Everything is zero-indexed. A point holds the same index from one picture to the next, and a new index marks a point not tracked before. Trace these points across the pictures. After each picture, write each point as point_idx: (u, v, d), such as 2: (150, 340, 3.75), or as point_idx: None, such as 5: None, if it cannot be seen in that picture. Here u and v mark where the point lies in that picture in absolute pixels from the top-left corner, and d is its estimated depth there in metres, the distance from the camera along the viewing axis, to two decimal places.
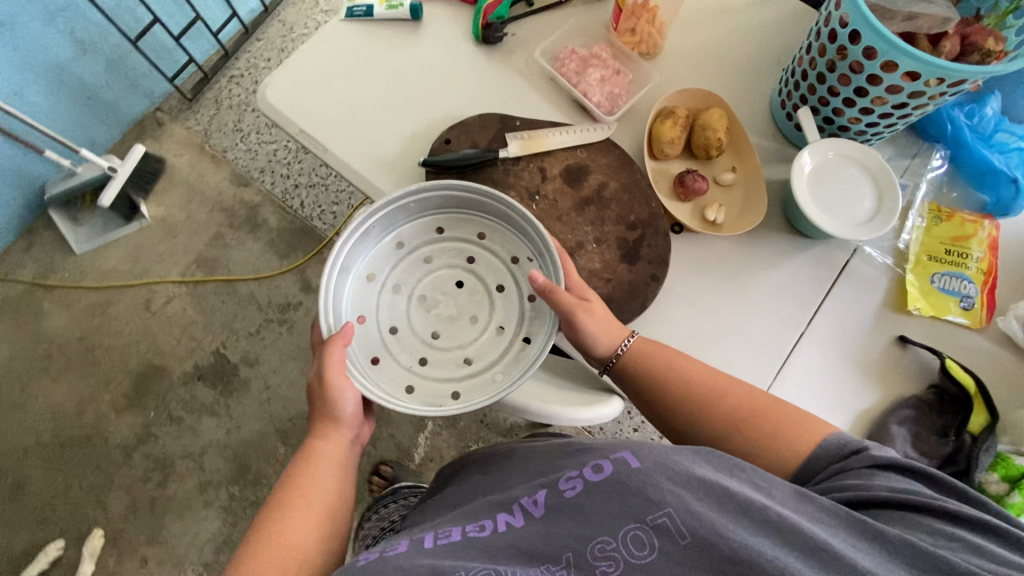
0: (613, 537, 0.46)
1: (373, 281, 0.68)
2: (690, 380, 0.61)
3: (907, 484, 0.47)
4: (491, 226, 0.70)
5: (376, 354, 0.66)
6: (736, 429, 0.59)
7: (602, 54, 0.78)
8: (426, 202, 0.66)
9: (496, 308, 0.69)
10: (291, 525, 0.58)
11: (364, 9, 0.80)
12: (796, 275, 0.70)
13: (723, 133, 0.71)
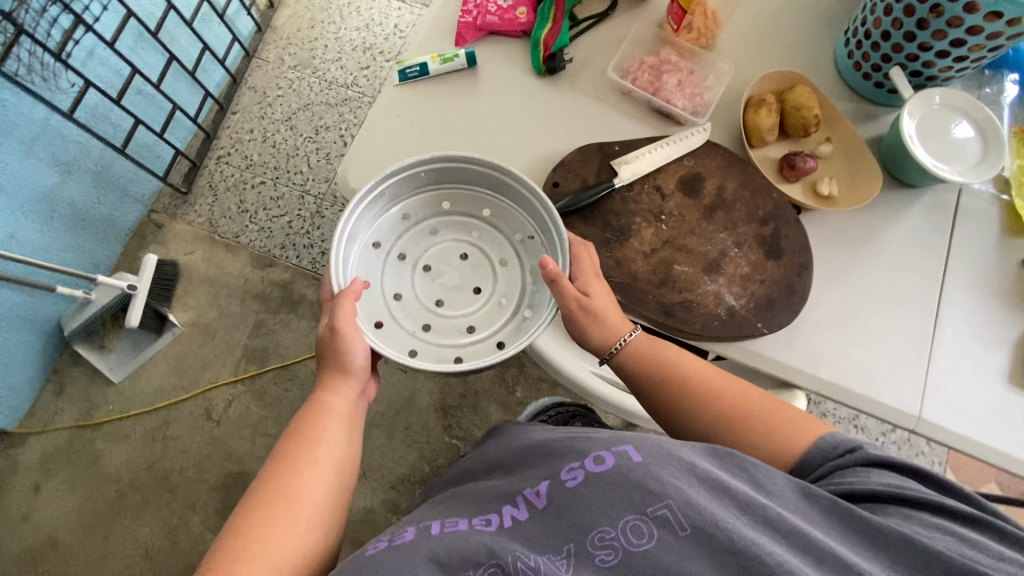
0: (612, 526, 0.47)
1: (379, 249, 0.70)
2: (687, 378, 0.64)
3: (896, 477, 0.49)
4: (497, 206, 0.72)
5: (379, 318, 0.68)
6: (723, 428, 0.61)
7: (671, 58, 0.77)
8: (431, 173, 0.68)
9: (499, 281, 0.71)
10: (303, 480, 0.56)
11: (418, 69, 0.77)
12: (918, 226, 0.72)
13: (817, 108, 0.72)
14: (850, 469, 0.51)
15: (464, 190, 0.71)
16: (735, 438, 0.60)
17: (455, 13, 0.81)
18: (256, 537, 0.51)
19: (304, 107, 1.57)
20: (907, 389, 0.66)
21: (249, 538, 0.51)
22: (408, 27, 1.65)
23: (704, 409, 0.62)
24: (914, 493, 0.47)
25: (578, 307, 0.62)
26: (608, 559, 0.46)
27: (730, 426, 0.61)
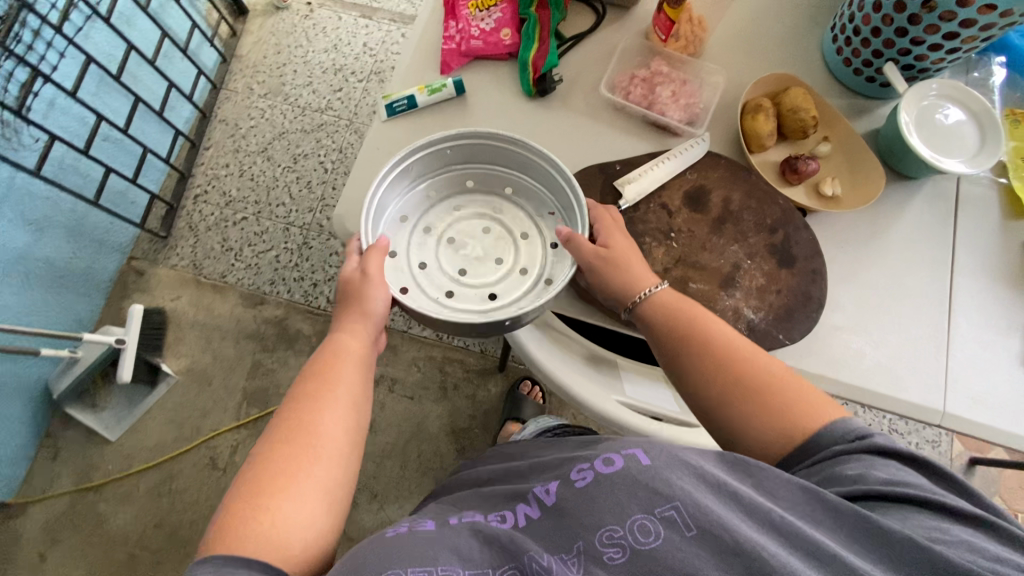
0: (619, 524, 0.44)
1: (405, 222, 0.71)
2: (709, 341, 0.58)
3: (898, 470, 0.46)
4: (519, 184, 0.73)
5: (403, 284, 0.68)
6: (736, 395, 0.55)
7: (662, 69, 0.75)
8: (457, 150, 0.68)
9: (520, 254, 0.72)
10: (324, 415, 0.53)
11: (407, 101, 0.74)
12: (923, 218, 0.72)
13: (814, 109, 0.71)
14: (850, 458, 0.48)
15: (487, 170, 0.72)
16: (752, 408, 0.54)
17: (436, 40, 0.79)
18: (275, 475, 0.49)
19: (279, 136, 1.53)
20: (929, 384, 0.66)
21: (266, 479, 0.48)
22: (377, 44, 1.61)
23: (731, 376, 0.56)
24: (917, 489, 0.44)
25: (598, 257, 0.62)
26: (615, 558, 0.43)
27: (754, 397, 0.54)
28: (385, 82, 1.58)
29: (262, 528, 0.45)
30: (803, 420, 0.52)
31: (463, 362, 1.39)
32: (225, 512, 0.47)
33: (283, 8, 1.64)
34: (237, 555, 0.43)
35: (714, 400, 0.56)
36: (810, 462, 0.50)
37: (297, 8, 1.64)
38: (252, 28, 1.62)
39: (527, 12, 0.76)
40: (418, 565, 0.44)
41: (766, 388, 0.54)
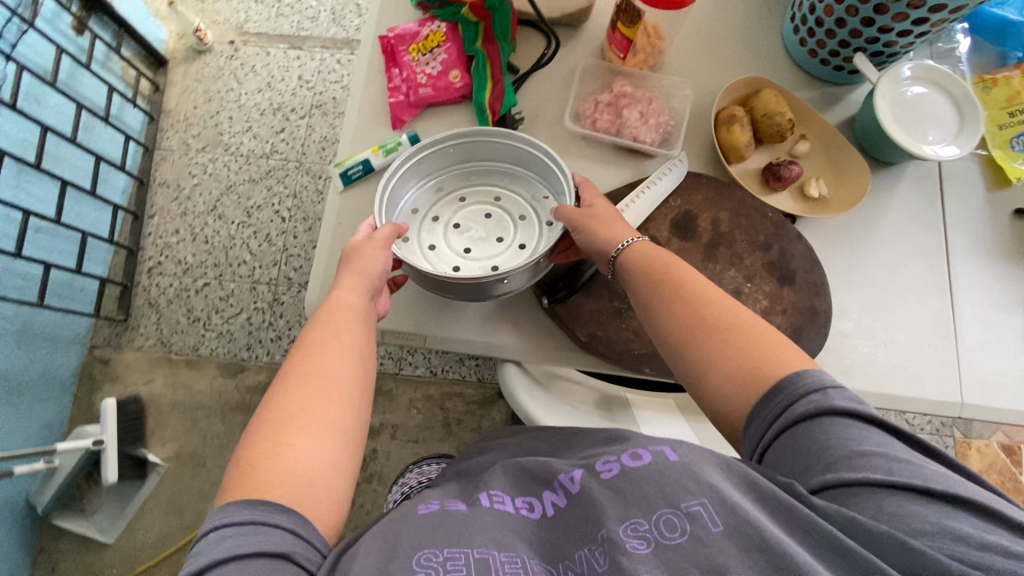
0: (645, 517, 0.41)
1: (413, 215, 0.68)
2: (682, 287, 0.54)
3: (868, 439, 0.40)
4: (520, 175, 0.69)
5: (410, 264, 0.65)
6: (700, 337, 0.51)
7: (626, 89, 0.71)
8: (459, 144, 0.65)
9: (520, 233, 0.68)
10: (325, 358, 0.52)
11: (362, 166, 0.68)
12: (911, 202, 0.71)
13: (788, 111, 0.68)
14: (813, 426, 0.42)
15: (489, 163, 0.69)
16: (715, 350, 0.50)
17: (380, 92, 0.72)
18: (293, 422, 0.47)
19: (227, 190, 1.44)
20: (942, 375, 0.65)
21: (284, 429, 0.46)
22: (313, 75, 1.52)
23: (701, 322, 0.52)
24: (889, 465, 0.38)
25: (580, 213, 0.59)
26: (639, 548, 0.39)
27: (726, 344, 0.50)
28: (329, 115, 1.49)
29: (288, 473, 0.44)
30: (773, 367, 0.47)
31: (462, 395, 1.35)
32: (246, 458, 0.45)
33: (205, 51, 1.52)
34: (269, 501, 0.42)
35: (681, 347, 0.52)
36: (774, 426, 0.45)
37: (219, 49, 1.53)
38: (175, 78, 1.50)
39: (473, 48, 0.71)
40: (452, 545, 0.41)
41: (740, 336, 0.50)
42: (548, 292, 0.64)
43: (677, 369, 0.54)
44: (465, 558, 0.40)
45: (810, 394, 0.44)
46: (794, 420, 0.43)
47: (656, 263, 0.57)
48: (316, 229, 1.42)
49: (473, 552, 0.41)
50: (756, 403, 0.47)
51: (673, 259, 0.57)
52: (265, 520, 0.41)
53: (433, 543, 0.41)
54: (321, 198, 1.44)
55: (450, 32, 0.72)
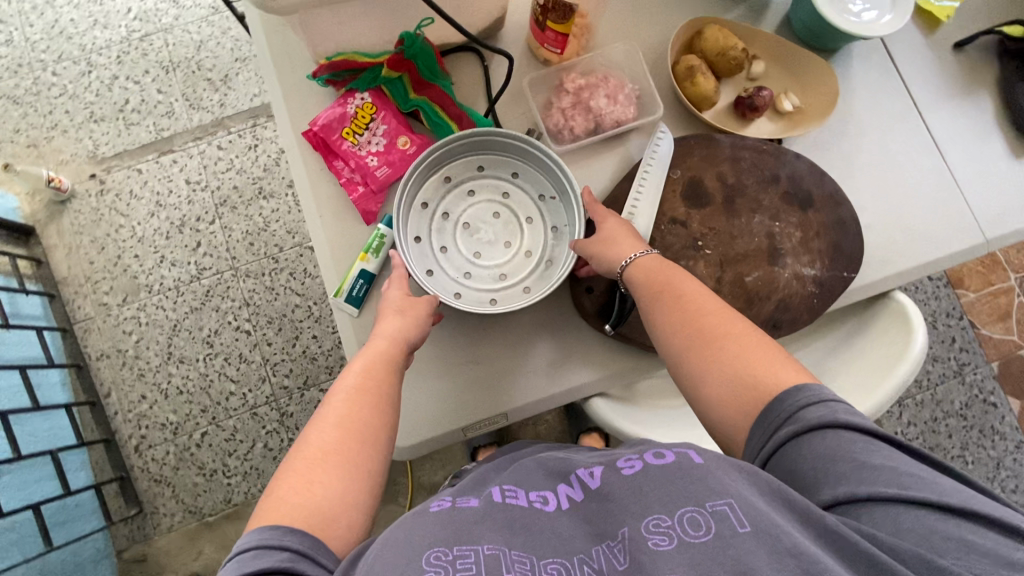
0: (668, 514, 0.40)
1: (423, 209, 0.65)
2: (682, 298, 0.55)
3: (879, 453, 0.41)
4: (530, 171, 0.66)
5: (425, 268, 0.64)
6: (697, 348, 0.52)
7: (579, 84, 0.67)
8: (461, 145, 0.63)
9: (527, 237, 0.66)
10: (357, 400, 0.51)
11: (364, 280, 0.62)
12: (872, 76, 0.72)
13: (736, 40, 0.67)
14: (826, 435, 0.43)
15: (498, 154, 0.66)
16: (709, 357, 0.51)
17: (335, 191, 0.65)
18: (322, 452, 0.47)
19: (173, 330, 1.30)
20: (961, 224, 0.69)
21: (311, 457, 0.47)
22: (200, 172, 1.36)
23: (697, 330, 0.53)
24: (900, 479, 0.40)
25: (591, 241, 0.60)
26: (661, 544, 0.39)
27: (725, 349, 0.51)
28: (239, 207, 1.35)
29: (309, 498, 0.44)
30: (770, 377, 0.48)
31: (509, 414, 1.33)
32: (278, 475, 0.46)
33: (69, 199, 1.33)
34: (277, 526, 0.42)
35: (677, 353, 0.53)
36: (773, 437, 0.45)
37: (83, 189, 1.34)
38: (52, 241, 1.32)
39: (411, 103, 0.65)
40: (461, 544, 0.40)
41: (749, 342, 0.51)
42: (606, 318, 0.62)
43: (676, 377, 0.54)
44: (476, 556, 0.39)
45: (812, 404, 0.44)
46: (805, 426, 0.44)
47: (656, 276, 0.57)
48: (286, 326, 1.31)
49: (481, 549, 0.39)
50: (757, 415, 0.47)
51: (673, 270, 0.57)
52: (273, 543, 0.40)
53: (442, 542, 0.40)
54: (275, 294, 1.32)
55: (378, 98, 0.65)
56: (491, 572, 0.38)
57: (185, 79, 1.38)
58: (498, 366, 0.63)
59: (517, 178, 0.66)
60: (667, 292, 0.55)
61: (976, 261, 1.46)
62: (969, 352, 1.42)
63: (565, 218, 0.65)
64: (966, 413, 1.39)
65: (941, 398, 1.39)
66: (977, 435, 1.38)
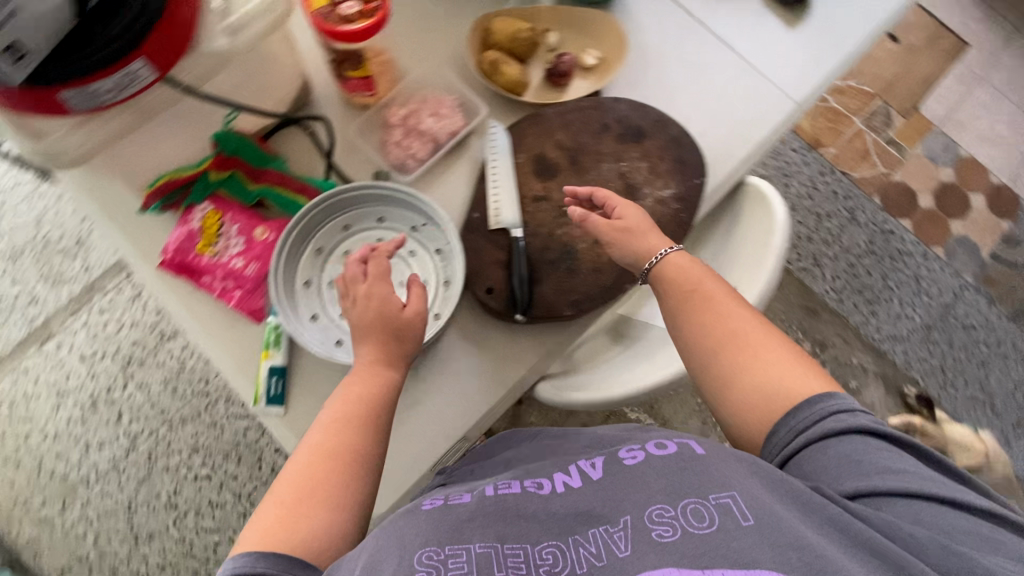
0: (671, 505, 0.46)
1: (308, 287, 0.65)
2: (710, 305, 0.60)
3: (894, 455, 0.48)
4: (393, 211, 0.69)
5: (335, 339, 0.63)
6: (722, 352, 0.58)
7: (403, 114, 0.70)
8: (316, 214, 0.65)
9: (417, 269, 0.67)
10: (340, 429, 0.54)
11: (276, 377, 0.61)
12: (650, 7, 0.79)
13: (522, 22, 0.72)
14: (851, 434, 0.50)
15: (356, 209, 0.68)
16: (732, 360, 0.57)
17: (214, 307, 0.64)
18: (303, 485, 0.51)
19: (129, 511, 1.21)
20: (774, 99, 0.76)
21: (291, 490, 0.51)
22: (90, 344, 1.28)
23: (716, 340, 0.59)
24: (920, 481, 0.47)
25: (610, 227, 0.63)
26: (666, 535, 0.44)
27: (750, 356, 0.57)
28: (146, 359, 1.28)
29: (290, 531, 0.48)
30: (800, 387, 0.54)
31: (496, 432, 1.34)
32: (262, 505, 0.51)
33: None
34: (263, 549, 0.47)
35: (701, 357, 0.59)
36: (800, 436, 0.52)
37: None
38: None
39: (253, 194, 0.65)
40: (452, 543, 0.44)
41: (772, 350, 0.57)
42: (514, 307, 0.64)
43: (694, 374, 0.60)
44: (467, 554, 0.43)
45: (839, 412, 0.52)
46: (834, 430, 0.51)
47: (682, 279, 0.62)
48: (245, 453, 1.25)
49: (474, 546, 0.44)
50: (780, 415, 0.54)
51: (699, 272, 0.63)
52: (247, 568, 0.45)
53: (434, 543, 0.44)
54: (220, 427, 1.26)
55: (219, 203, 0.64)
56: (482, 568, 0.43)
57: (37, 261, 1.30)
58: (439, 397, 0.64)
59: (383, 222, 0.68)
60: (691, 298, 0.61)
61: (823, 118, 1.62)
62: (852, 196, 1.57)
63: (442, 237, 0.67)
64: (872, 247, 1.53)
65: (847, 244, 1.53)
66: (889, 261, 1.53)
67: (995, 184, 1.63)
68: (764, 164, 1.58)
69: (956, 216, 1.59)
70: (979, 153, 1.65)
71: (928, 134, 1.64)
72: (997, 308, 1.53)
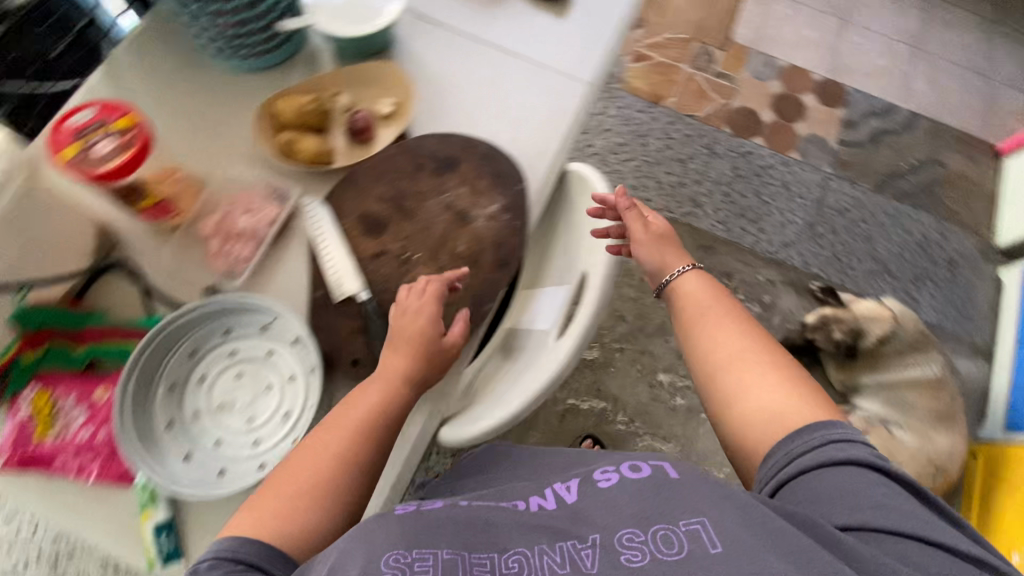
0: (641, 531, 0.50)
1: (174, 426, 0.63)
2: (721, 330, 0.67)
3: (882, 491, 0.51)
4: (235, 320, 0.66)
5: (217, 471, 0.61)
6: (732, 369, 0.63)
7: (215, 221, 0.68)
8: (150, 356, 0.62)
9: (280, 367, 0.65)
10: (341, 436, 0.57)
11: (164, 533, 0.58)
12: (427, 42, 0.82)
13: (304, 96, 0.73)
14: (847, 457, 0.53)
15: (197, 331, 0.65)
16: (740, 376, 0.63)
17: (74, 487, 0.59)
18: (304, 478, 0.55)
19: None
20: (566, 89, 0.81)
21: (292, 482, 0.54)
22: (8, 557, 1.17)
23: (721, 365, 0.64)
24: (907, 521, 0.49)
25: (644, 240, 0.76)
26: (633, 558, 0.48)
27: (755, 381, 0.62)
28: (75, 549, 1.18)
29: (285, 521, 0.52)
30: (798, 414, 0.58)
31: None
32: (259, 492, 0.55)
33: None
34: (249, 538, 0.50)
35: (711, 371, 0.65)
36: (794, 465, 0.55)
37: None
38: None
39: (83, 356, 0.62)
40: (419, 549, 0.48)
41: (775, 373, 0.62)
42: None
43: (705, 389, 0.66)
44: (433, 559, 0.47)
45: (839, 441, 0.54)
46: (828, 460, 0.54)
47: (699, 297, 0.71)
48: None
49: (440, 551, 0.48)
50: (779, 440, 0.57)
51: (714, 293, 0.71)
52: (227, 555, 0.49)
53: (401, 546, 0.48)
54: None
55: (47, 380, 0.61)
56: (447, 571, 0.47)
57: None
58: None
59: (229, 335, 0.66)
60: (704, 317, 0.69)
61: (654, 75, 1.75)
62: (704, 134, 1.69)
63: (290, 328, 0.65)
64: (738, 171, 1.65)
65: (715, 176, 1.65)
66: (757, 177, 1.65)
67: (817, 80, 1.80)
68: (619, 133, 1.68)
69: (796, 118, 1.73)
70: (795, 59, 1.82)
71: (747, 57, 1.80)
72: (860, 186, 1.67)
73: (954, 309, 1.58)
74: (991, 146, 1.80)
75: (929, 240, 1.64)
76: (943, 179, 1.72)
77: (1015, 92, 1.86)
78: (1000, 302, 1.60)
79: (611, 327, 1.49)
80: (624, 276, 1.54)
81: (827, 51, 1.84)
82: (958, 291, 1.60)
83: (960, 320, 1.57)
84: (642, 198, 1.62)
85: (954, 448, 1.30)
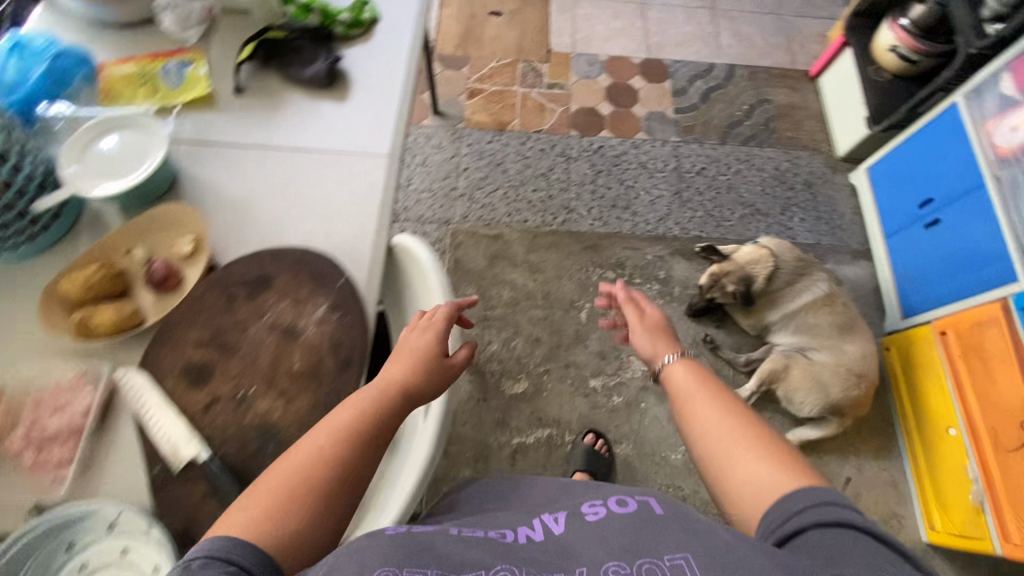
0: (628, 564, 0.50)
1: None
2: (710, 402, 0.67)
3: (880, 555, 0.47)
4: (74, 531, 0.58)
5: None
6: (723, 437, 0.62)
7: (21, 432, 0.62)
8: None
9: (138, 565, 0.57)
10: (340, 436, 0.55)
11: None
12: (216, 168, 0.81)
13: (87, 267, 0.69)
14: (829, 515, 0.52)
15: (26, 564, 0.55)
16: (735, 444, 0.61)
17: None
18: (298, 475, 0.52)
19: None
20: (366, 166, 0.82)
21: (282, 481, 0.51)
22: None
23: (715, 439, 0.63)
24: None
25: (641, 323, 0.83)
26: None
27: (750, 453, 0.60)
28: None
29: (267, 524, 0.48)
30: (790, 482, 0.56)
31: None
32: (246, 493, 0.51)
33: None
34: (235, 543, 0.46)
35: (705, 443, 0.64)
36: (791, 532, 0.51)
37: None
38: None
39: None
40: (410, 568, 0.46)
41: (765, 447, 0.61)
42: None
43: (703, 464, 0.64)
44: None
45: (832, 504, 0.52)
46: (823, 524, 0.50)
47: (685, 374, 0.72)
48: None
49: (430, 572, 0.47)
50: (774, 510, 0.54)
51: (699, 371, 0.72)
52: (218, 556, 0.45)
53: (390, 563, 0.46)
54: None
55: None
56: None
57: None
58: None
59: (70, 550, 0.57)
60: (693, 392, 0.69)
61: (494, 105, 1.83)
62: (556, 143, 1.78)
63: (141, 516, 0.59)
64: (596, 168, 1.75)
65: (578, 179, 1.73)
66: (614, 168, 1.75)
67: (639, 64, 1.94)
68: (479, 167, 1.73)
69: (632, 103, 1.86)
70: (613, 52, 1.95)
71: (571, 63, 1.93)
72: (708, 144, 1.80)
73: (825, 224, 1.71)
74: (804, 73, 1.97)
75: (783, 170, 1.78)
76: (775, 114, 1.87)
77: (807, 19, 2.06)
78: (860, 205, 1.73)
79: (530, 353, 1.49)
80: (527, 299, 1.56)
81: (638, 35, 1.99)
82: (822, 206, 1.73)
83: (832, 233, 1.70)
84: (519, 221, 1.66)
85: (866, 353, 1.37)
